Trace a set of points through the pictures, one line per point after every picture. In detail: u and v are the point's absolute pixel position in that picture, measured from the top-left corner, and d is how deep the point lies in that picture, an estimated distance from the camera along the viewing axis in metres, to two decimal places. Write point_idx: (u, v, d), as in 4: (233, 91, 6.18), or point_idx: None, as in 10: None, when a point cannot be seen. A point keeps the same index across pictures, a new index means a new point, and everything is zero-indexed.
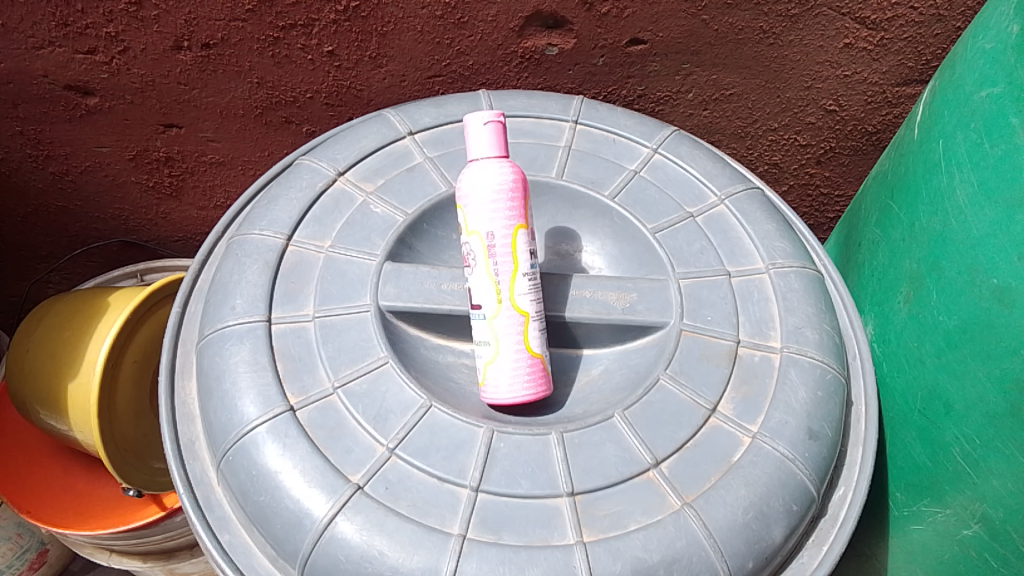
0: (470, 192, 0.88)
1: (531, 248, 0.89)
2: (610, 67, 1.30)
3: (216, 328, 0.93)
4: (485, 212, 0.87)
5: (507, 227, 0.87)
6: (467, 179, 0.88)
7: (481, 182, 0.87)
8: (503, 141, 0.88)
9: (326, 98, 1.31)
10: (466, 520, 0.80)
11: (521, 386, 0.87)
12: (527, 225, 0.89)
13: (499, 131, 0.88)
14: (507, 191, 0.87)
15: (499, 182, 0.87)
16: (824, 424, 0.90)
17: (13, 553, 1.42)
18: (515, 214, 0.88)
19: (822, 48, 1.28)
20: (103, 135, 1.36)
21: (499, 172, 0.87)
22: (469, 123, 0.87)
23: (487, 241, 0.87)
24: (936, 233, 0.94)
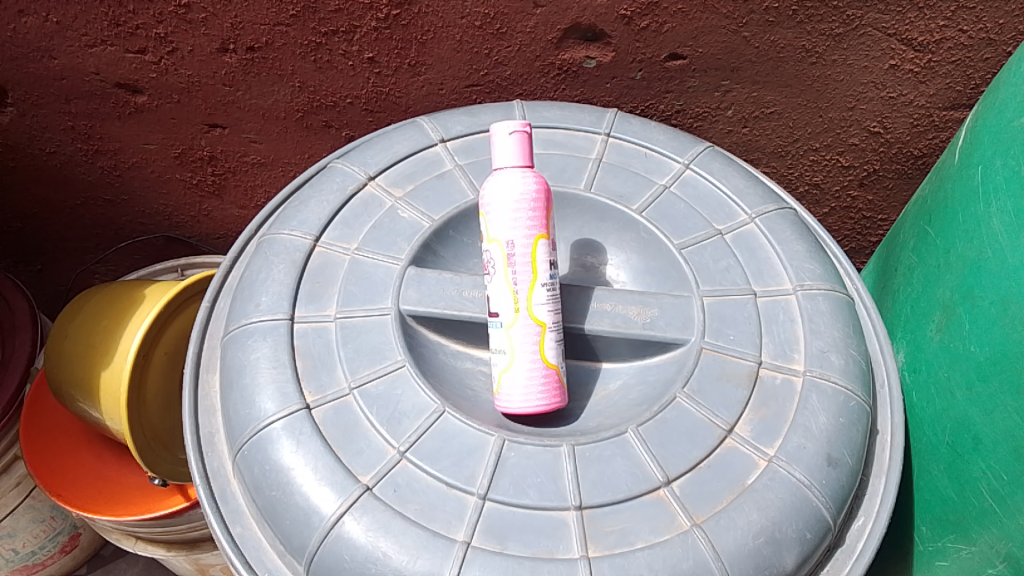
0: (492, 201, 0.88)
1: (551, 258, 0.89)
2: (649, 81, 1.30)
3: (240, 324, 0.95)
4: (506, 221, 0.87)
5: (528, 237, 0.87)
6: (490, 187, 0.88)
7: (503, 190, 0.87)
8: (529, 152, 0.88)
9: (366, 104, 1.33)
10: (472, 527, 0.80)
11: (535, 397, 0.87)
12: (548, 236, 0.89)
13: (525, 141, 0.88)
14: (528, 200, 0.87)
15: (521, 192, 0.87)
16: (845, 451, 0.88)
17: (47, 535, 1.47)
18: (536, 224, 0.88)
19: (867, 68, 1.26)
20: (150, 132, 1.40)
21: (522, 181, 0.87)
22: (495, 132, 0.88)
23: (507, 249, 0.87)
24: (970, 261, 0.92)
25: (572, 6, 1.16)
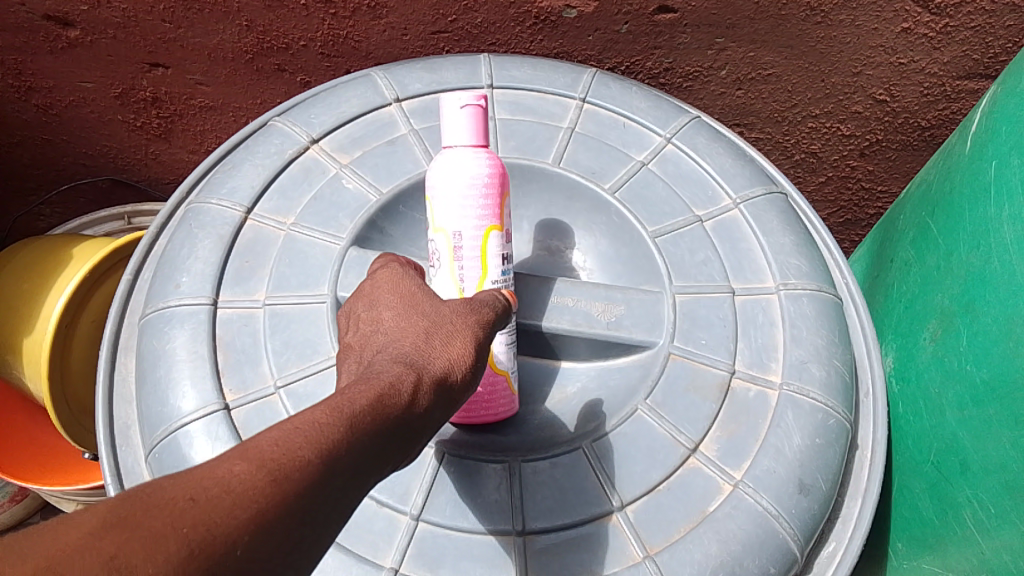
0: (439, 184, 0.77)
1: (504, 251, 0.79)
2: (635, 35, 1.17)
3: (159, 307, 0.86)
4: (453, 209, 0.76)
5: (478, 228, 0.77)
6: (437, 167, 0.77)
7: (450, 173, 0.76)
8: (484, 128, 0.77)
9: (322, 48, 1.20)
10: (400, 552, 0.73)
11: (478, 408, 0.77)
12: (502, 226, 0.78)
13: (479, 116, 0.76)
14: (480, 186, 0.76)
15: (472, 176, 0.75)
16: (818, 476, 0.80)
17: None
18: (488, 212, 0.77)
19: (877, 31, 1.13)
20: (86, 69, 1.27)
21: (474, 163, 0.76)
22: (444, 104, 0.76)
23: (454, 241, 0.77)
24: (975, 270, 0.82)
25: None
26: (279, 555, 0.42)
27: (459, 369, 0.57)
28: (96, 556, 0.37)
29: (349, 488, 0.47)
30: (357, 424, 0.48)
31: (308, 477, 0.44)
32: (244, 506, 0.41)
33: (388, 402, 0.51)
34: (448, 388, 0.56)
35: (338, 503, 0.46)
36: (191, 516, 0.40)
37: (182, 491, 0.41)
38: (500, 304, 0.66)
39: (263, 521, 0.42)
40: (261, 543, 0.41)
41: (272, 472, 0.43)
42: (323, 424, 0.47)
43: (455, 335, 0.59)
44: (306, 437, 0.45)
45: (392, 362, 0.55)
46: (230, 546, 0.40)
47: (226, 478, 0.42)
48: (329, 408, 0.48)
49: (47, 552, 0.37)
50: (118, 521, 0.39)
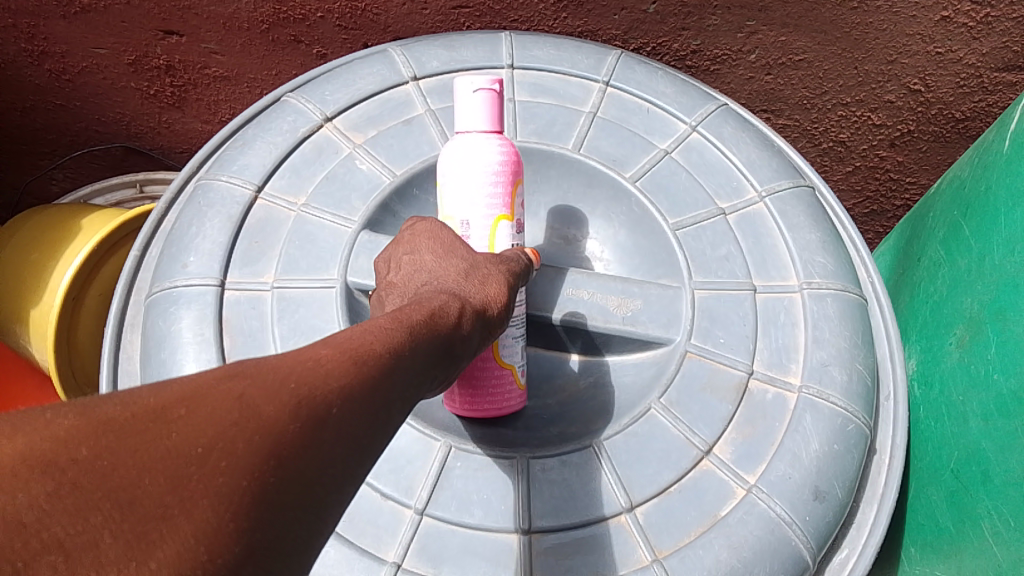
0: (449, 170, 0.74)
1: (515, 241, 0.76)
2: (663, 15, 1.13)
3: (165, 287, 0.84)
4: (466, 198, 0.74)
5: (488, 216, 0.74)
6: (448, 153, 0.75)
7: (463, 160, 0.73)
8: (499, 113, 0.74)
9: (339, 19, 1.17)
10: (404, 546, 0.72)
11: (482, 401, 0.74)
12: (513, 216, 0.75)
13: (495, 101, 0.74)
14: (494, 173, 0.74)
15: (484, 161, 0.73)
16: (834, 483, 0.78)
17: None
18: (502, 201, 0.75)
19: (915, 18, 1.09)
20: (99, 35, 1.24)
21: (487, 149, 0.73)
22: (458, 88, 0.73)
23: (463, 230, 0.74)
24: (1008, 276, 0.79)
25: None
26: (369, 421, 0.44)
27: (497, 304, 0.60)
28: (224, 393, 0.40)
29: (412, 384, 0.49)
30: (415, 331, 0.50)
31: (382, 361, 0.46)
32: (337, 374, 0.43)
33: (439, 320, 0.53)
34: (486, 318, 0.59)
35: (405, 393, 0.48)
36: (295, 375, 0.42)
37: (281, 360, 0.43)
38: (523, 262, 0.69)
39: (354, 388, 0.43)
40: (354, 406, 0.43)
41: (353, 353, 0.45)
42: (388, 328, 0.49)
43: (491, 277, 0.62)
44: (377, 336, 0.48)
45: (438, 291, 0.57)
46: (330, 403, 0.42)
47: (316, 357, 0.44)
48: (391, 319, 0.50)
49: (180, 389, 0.39)
50: (233, 375, 0.41)
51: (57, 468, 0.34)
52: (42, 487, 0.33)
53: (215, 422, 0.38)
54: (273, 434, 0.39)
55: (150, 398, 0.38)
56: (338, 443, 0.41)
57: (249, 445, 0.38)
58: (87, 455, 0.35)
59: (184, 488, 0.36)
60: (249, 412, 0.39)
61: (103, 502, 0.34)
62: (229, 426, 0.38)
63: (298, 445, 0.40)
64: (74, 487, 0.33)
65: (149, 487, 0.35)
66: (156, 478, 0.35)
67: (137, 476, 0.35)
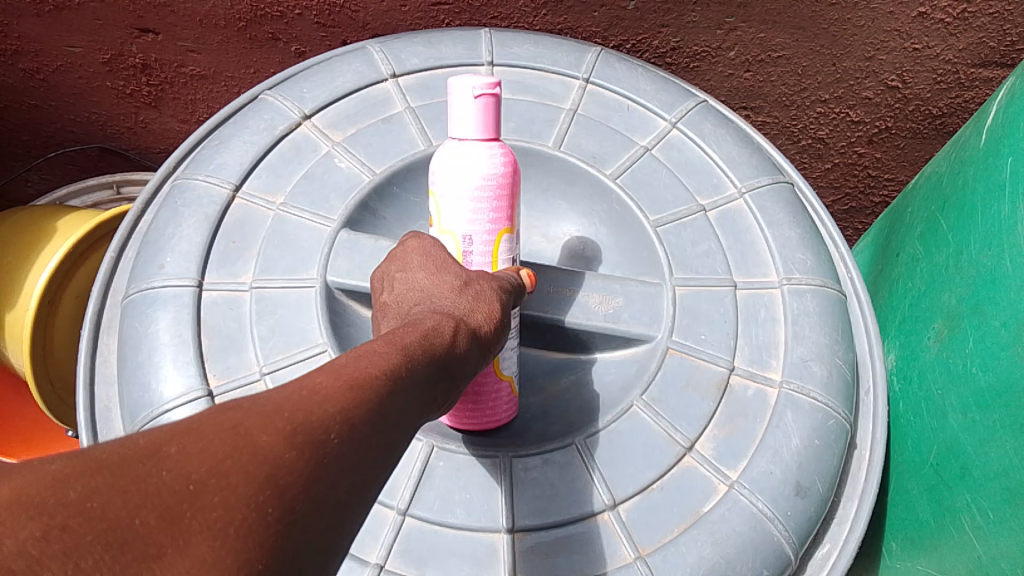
0: (447, 180, 0.71)
1: (514, 251, 0.75)
2: (642, 13, 1.13)
3: (141, 288, 0.83)
4: (462, 212, 0.71)
5: (489, 231, 0.72)
6: (444, 161, 0.71)
7: (458, 173, 0.70)
8: (495, 119, 0.70)
9: (317, 17, 1.16)
10: (386, 547, 0.71)
11: (479, 415, 0.75)
12: (512, 225, 0.74)
13: (491, 105, 0.69)
14: (490, 186, 0.71)
15: (483, 175, 0.70)
16: (816, 479, 0.78)
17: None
18: (499, 212, 0.72)
19: (892, 14, 1.11)
20: (74, 33, 1.24)
21: (485, 160, 0.70)
22: (453, 93, 0.68)
23: (463, 244, 0.72)
24: (985, 271, 0.80)
25: None
26: (371, 448, 0.43)
27: (490, 322, 0.58)
28: (217, 428, 0.39)
29: (414, 408, 0.48)
30: (411, 352, 0.49)
31: (382, 386, 0.45)
32: (334, 401, 0.42)
33: (434, 340, 0.52)
34: (481, 340, 0.57)
35: (408, 417, 0.47)
36: (292, 403, 0.41)
37: (276, 391, 0.43)
38: (518, 282, 0.68)
39: (354, 415, 0.43)
40: (354, 433, 0.42)
41: (350, 379, 0.44)
42: (381, 352, 0.48)
43: (482, 296, 0.60)
44: (376, 359, 0.47)
45: (430, 311, 0.56)
46: (328, 429, 0.41)
47: (312, 383, 0.43)
48: (386, 342, 0.49)
49: (172, 428, 0.39)
50: (227, 409, 0.41)
51: (43, 512, 0.33)
52: (29, 532, 0.32)
53: (208, 457, 0.38)
54: (268, 465, 0.38)
55: (139, 439, 0.38)
56: (340, 470, 0.41)
57: (243, 477, 0.37)
58: (75, 498, 0.34)
59: (178, 526, 0.35)
60: (244, 445, 0.39)
61: (95, 544, 0.33)
62: (221, 461, 0.38)
63: (298, 475, 0.39)
64: (63, 530, 0.33)
65: (142, 526, 0.34)
66: (150, 516, 0.35)
67: (128, 516, 0.34)
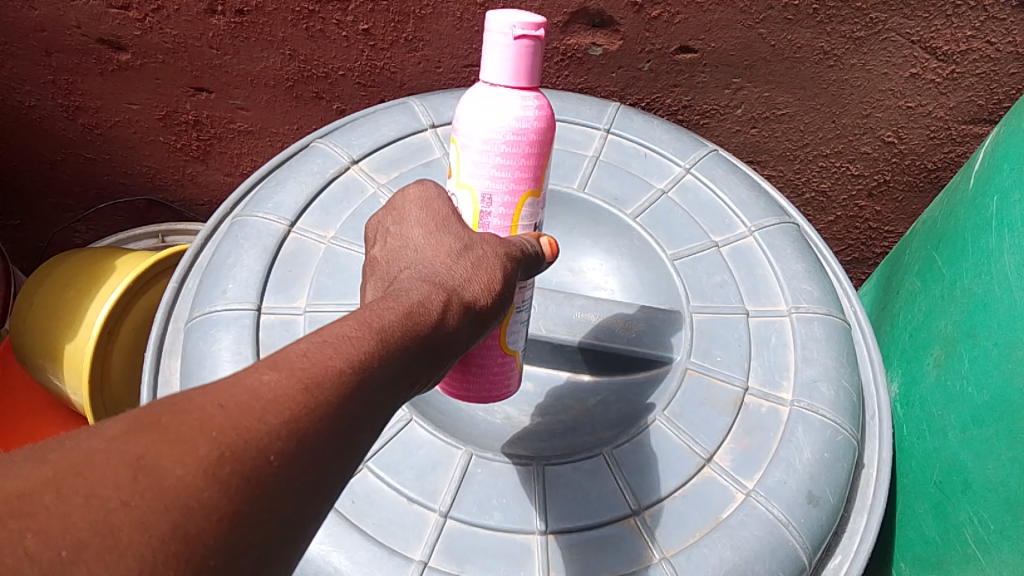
0: (471, 129, 0.66)
1: (535, 215, 0.70)
2: (656, 74, 1.24)
3: (205, 311, 0.90)
4: (483, 166, 0.67)
5: (509, 191, 0.68)
6: (471, 109, 0.66)
7: (478, 120, 0.65)
8: (530, 66, 0.65)
9: (359, 77, 1.27)
10: (430, 546, 0.77)
11: (481, 385, 0.75)
12: (537, 187, 0.69)
13: (527, 53, 0.64)
14: (511, 142, 0.66)
15: (509, 130, 0.65)
16: (826, 489, 0.84)
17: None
18: (520, 172, 0.67)
19: (886, 75, 1.21)
20: (134, 91, 1.35)
21: (513, 113, 0.65)
22: (488, 34, 0.63)
23: (480, 202, 0.68)
24: (976, 298, 0.87)
25: None
26: (314, 462, 0.46)
27: (487, 295, 0.60)
28: (107, 466, 0.41)
29: (376, 405, 0.50)
30: (386, 338, 0.52)
31: (342, 387, 0.48)
32: (276, 412, 0.45)
33: (418, 319, 0.54)
34: (475, 313, 0.59)
35: (365, 419, 0.49)
36: (219, 420, 0.44)
37: (210, 400, 0.45)
38: (528, 253, 0.65)
39: (302, 424, 0.46)
40: (294, 448, 0.45)
41: (307, 379, 0.47)
42: (354, 337, 0.50)
43: (484, 264, 0.61)
44: (336, 349, 0.49)
45: (422, 280, 0.58)
46: (267, 450, 0.44)
47: (256, 387, 0.46)
48: (359, 323, 0.52)
49: (58, 467, 0.41)
50: (131, 433, 0.43)
51: None
52: None
53: (106, 500, 0.40)
54: (183, 504, 0.41)
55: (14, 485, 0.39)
56: (274, 492, 0.44)
57: (150, 519, 0.40)
58: None
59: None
60: (156, 476, 0.41)
61: None
62: (119, 506, 0.40)
63: (222, 497, 0.42)
64: None
65: None
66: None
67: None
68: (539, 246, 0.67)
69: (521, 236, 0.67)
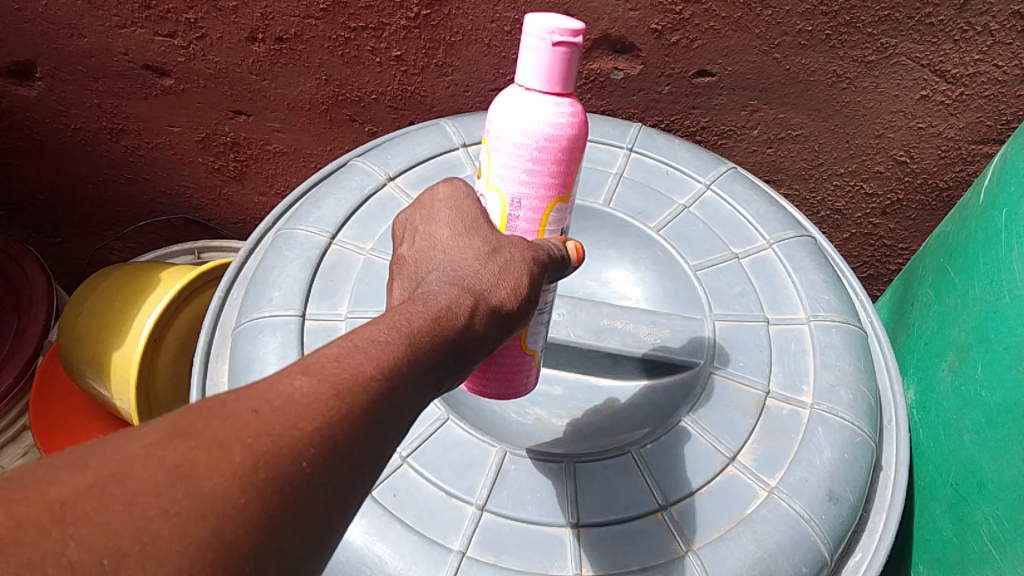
0: (503, 133, 0.69)
1: (562, 219, 0.72)
2: (675, 97, 1.29)
3: (252, 317, 0.96)
4: (514, 169, 0.70)
5: (537, 195, 0.70)
6: (505, 113, 0.68)
7: (510, 124, 0.68)
8: (564, 73, 0.67)
9: (391, 101, 1.33)
10: (468, 537, 0.81)
11: (501, 384, 0.78)
12: (565, 193, 0.71)
13: (561, 60, 0.66)
14: (541, 147, 0.68)
15: (540, 135, 0.67)
16: (846, 487, 0.88)
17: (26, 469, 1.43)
18: (549, 177, 0.70)
19: (897, 97, 1.26)
20: (175, 115, 1.42)
21: (544, 119, 0.67)
22: (525, 40, 0.66)
23: (509, 204, 0.71)
24: (988, 305, 0.91)
25: (603, 16, 1.18)
26: (346, 468, 0.47)
27: (514, 298, 0.61)
28: (145, 471, 0.42)
29: (406, 409, 0.51)
30: (414, 342, 0.53)
31: (372, 392, 0.49)
32: (309, 418, 0.46)
33: (445, 323, 0.55)
34: (502, 317, 0.60)
35: (393, 424, 0.50)
36: (255, 426, 0.45)
37: (246, 404, 0.46)
38: (555, 255, 0.67)
39: (335, 430, 0.46)
40: (326, 455, 0.46)
41: (337, 386, 0.48)
42: (383, 341, 0.52)
43: (510, 268, 0.62)
44: (366, 354, 0.51)
45: (449, 284, 0.59)
46: (299, 458, 0.45)
47: (290, 392, 0.47)
48: (389, 329, 0.53)
49: (97, 472, 0.42)
50: (167, 437, 0.44)
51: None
52: None
53: (145, 508, 0.41)
54: (219, 513, 0.42)
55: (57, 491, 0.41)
56: (307, 499, 0.45)
57: (188, 527, 0.41)
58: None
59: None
60: (192, 484, 0.42)
61: None
62: (158, 514, 0.41)
63: (257, 506, 0.43)
64: None
65: None
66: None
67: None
68: (565, 250, 0.70)
69: (546, 238, 0.70)
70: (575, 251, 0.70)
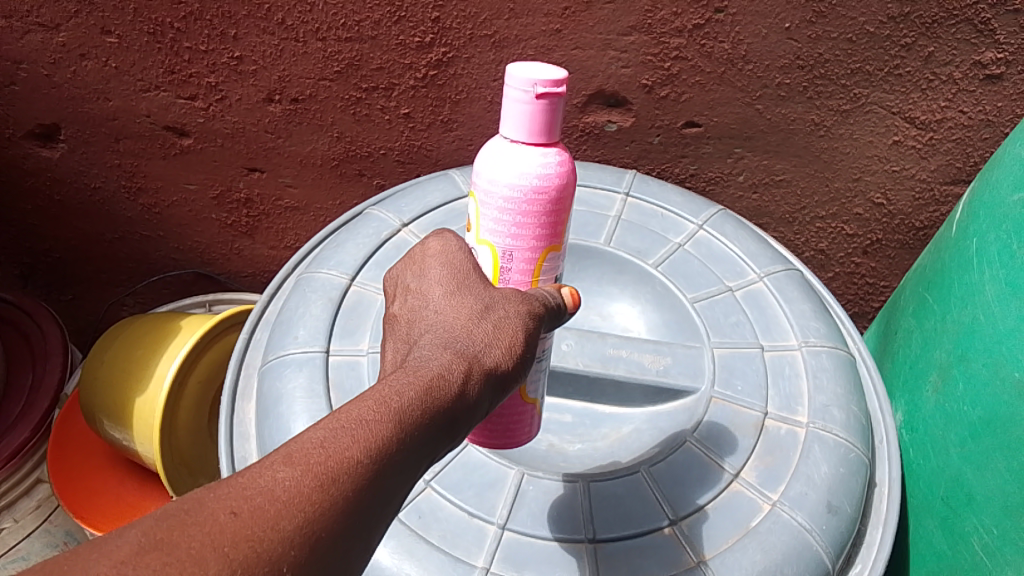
0: (492, 187, 0.73)
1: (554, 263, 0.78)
2: (666, 146, 1.38)
3: (279, 355, 1.01)
4: (504, 224, 0.74)
5: (528, 246, 0.75)
6: (492, 169, 0.73)
7: (500, 181, 0.72)
8: (548, 124, 0.71)
9: (399, 156, 1.41)
10: (491, 554, 0.85)
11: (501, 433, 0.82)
12: (554, 239, 0.76)
13: (544, 114, 0.70)
14: (530, 200, 0.73)
15: (528, 190, 0.72)
16: (844, 500, 0.93)
17: (38, 524, 1.40)
18: (538, 228, 0.74)
19: (872, 143, 1.35)
20: (192, 173, 1.49)
21: (531, 173, 0.71)
22: (510, 96, 0.70)
23: (501, 256, 0.76)
24: (965, 327, 0.98)
25: (598, 73, 1.28)
26: (337, 546, 0.52)
27: (507, 360, 0.64)
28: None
29: (394, 490, 0.56)
30: (403, 420, 0.56)
31: (359, 479, 0.53)
32: (290, 517, 0.50)
33: (436, 393, 0.59)
34: (497, 377, 0.63)
35: (380, 511, 0.55)
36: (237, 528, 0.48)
37: (222, 506, 0.49)
38: (553, 304, 0.71)
39: (312, 525, 0.50)
40: (306, 556, 0.50)
41: (322, 476, 0.52)
42: (371, 422, 0.55)
43: (504, 324, 0.65)
44: (353, 437, 0.54)
45: (443, 347, 0.62)
46: (280, 561, 0.49)
47: (273, 489, 0.51)
48: (376, 406, 0.56)
49: None
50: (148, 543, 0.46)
51: None
52: None
53: None
54: None
55: None
56: None
57: None
58: None
59: None
60: None
61: None
62: None
63: None
64: None
65: None
66: None
67: None
68: (561, 297, 0.73)
69: (540, 287, 0.74)
70: (570, 296, 0.73)
